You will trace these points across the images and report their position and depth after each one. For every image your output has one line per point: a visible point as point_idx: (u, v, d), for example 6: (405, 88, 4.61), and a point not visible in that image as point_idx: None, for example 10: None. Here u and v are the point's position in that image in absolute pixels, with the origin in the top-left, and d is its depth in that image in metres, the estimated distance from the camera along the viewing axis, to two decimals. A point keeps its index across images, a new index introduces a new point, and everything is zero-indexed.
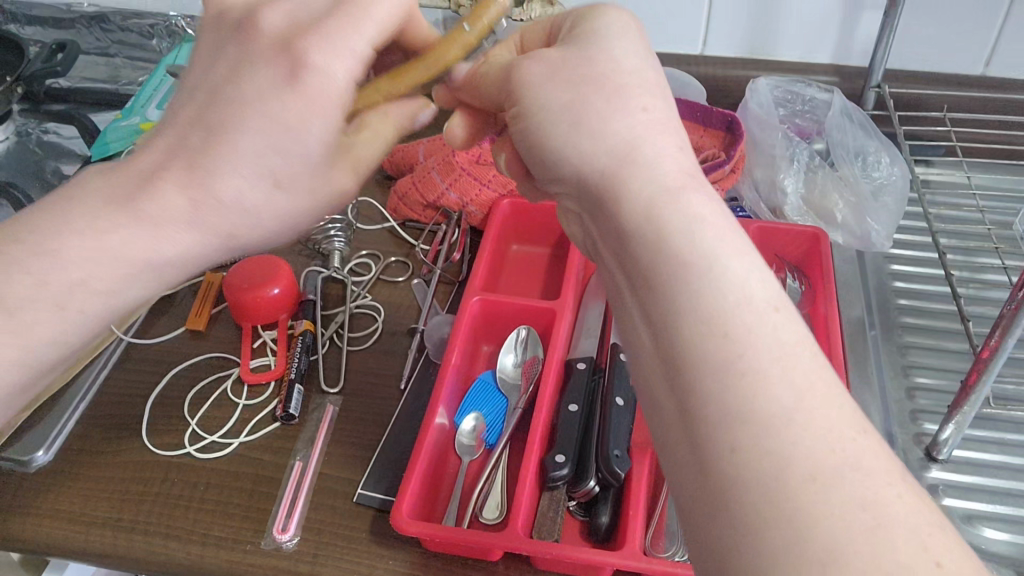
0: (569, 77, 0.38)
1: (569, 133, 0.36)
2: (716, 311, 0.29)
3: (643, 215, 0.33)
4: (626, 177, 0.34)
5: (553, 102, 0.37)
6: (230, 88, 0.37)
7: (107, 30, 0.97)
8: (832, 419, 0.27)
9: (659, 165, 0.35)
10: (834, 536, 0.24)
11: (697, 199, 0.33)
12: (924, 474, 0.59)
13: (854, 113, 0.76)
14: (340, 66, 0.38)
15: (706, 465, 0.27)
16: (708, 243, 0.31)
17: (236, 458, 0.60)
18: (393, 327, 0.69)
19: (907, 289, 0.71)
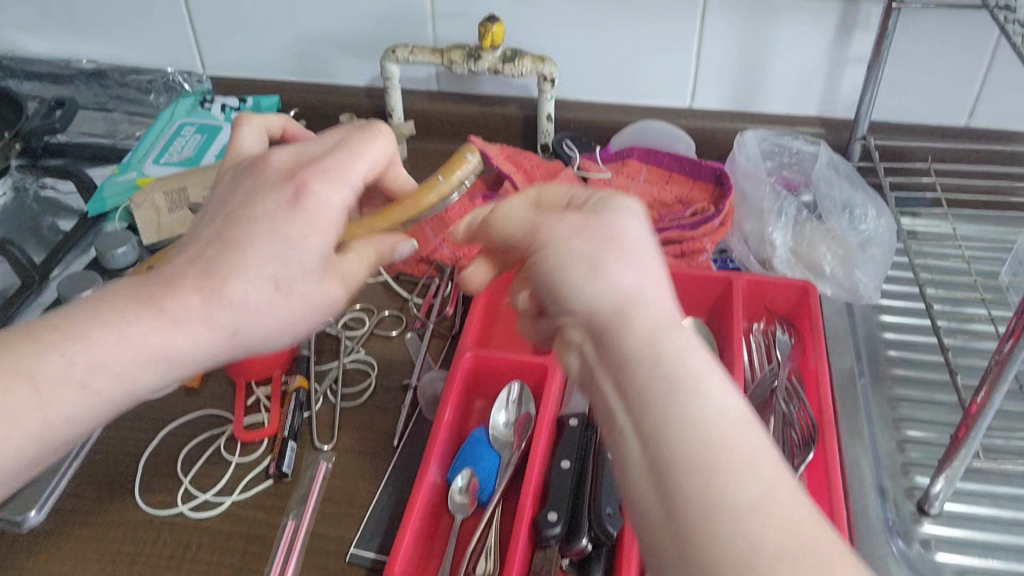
0: (586, 229, 0.37)
1: (584, 275, 0.36)
2: (709, 455, 0.31)
3: (638, 345, 0.34)
4: (626, 312, 0.35)
5: (568, 247, 0.37)
6: (247, 217, 0.44)
7: (105, 86, 0.98)
8: (824, 563, 0.29)
9: (647, 286, 0.36)
10: None
11: (685, 337, 0.35)
12: (916, 528, 0.59)
13: (840, 166, 0.78)
14: (336, 195, 0.46)
15: None
16: (699, 384, 0.33)
17: (229, 518, 0.60)
18: (386, 382, 0.69)
19: (896, 341, 0.71)
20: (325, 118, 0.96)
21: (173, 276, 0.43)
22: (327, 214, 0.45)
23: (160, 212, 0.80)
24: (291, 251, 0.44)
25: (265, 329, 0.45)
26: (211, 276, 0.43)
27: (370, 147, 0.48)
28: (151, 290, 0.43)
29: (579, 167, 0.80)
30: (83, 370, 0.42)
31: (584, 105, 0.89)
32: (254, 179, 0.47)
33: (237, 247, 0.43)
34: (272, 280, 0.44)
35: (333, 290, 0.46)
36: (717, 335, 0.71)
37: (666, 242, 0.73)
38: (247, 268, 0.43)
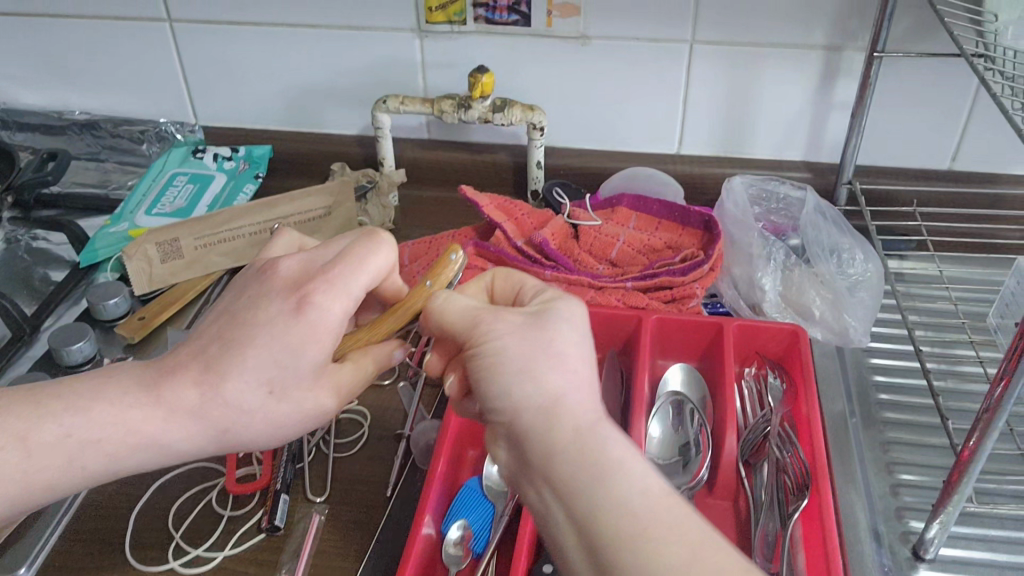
0: (522, 334, 0.42)
1: (518, 377, 0.40)
2: (633, 529, 0.36)
3: (569, 442, 0.39)
4: (555, 408, 0.39)
5: (505, 352, 0.41)
6: (250, 319, 0.45)
7: (98, 136, 0.99)
8: None
9: (570, 386, 0.40)
10: None
11: (606, 428, 0.39)
12: (912, 573, 0.59)
13: (827, 211, 0.79)
14: (341, 308, 0.45)
15: None
16: (626, 470, 0.37)
17: (220, 573, 0.59)
18: (378, 432, 0.69)
19: (887, 384, 0.72)
20: (316, 166, 0.97)
21: (175, 368, 0.46)
22: (327, 330, 0.45)
23: (152, 263, 0.80)
24: (289, 364, 0.44)
25: (255, 431, 0.46)
26: (212, 369, 0.45)
27: (373, 261, 0.47)
28: (150, 379, 0.46)
29: (569, 216, 0.81)
30: (76, 444, 0.45)
31: (573, 152, 0.90)
32: (262, 280, 0.47)
33: (236, 349, 0.44)
34: (265, 384, 0.45)
35: (325, 405, 0.47)
36: (709, 381, 0.71)
37: (657, 287, 0.74)
38: (243, 371, 0.44)
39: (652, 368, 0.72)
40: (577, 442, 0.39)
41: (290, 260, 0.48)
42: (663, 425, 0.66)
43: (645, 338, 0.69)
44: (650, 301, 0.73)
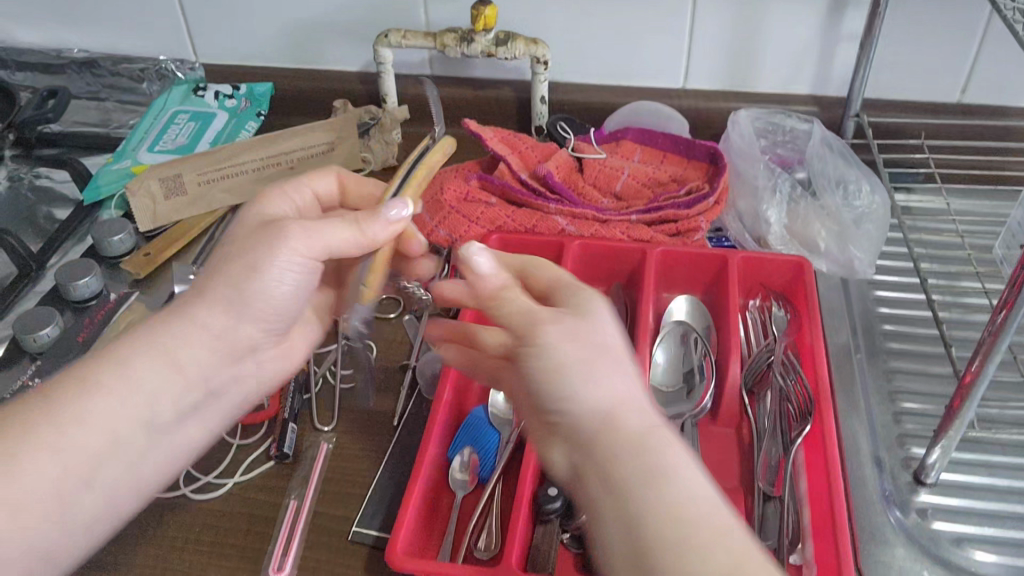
0: (579, 332, 0.41)
1: (578, 380, 0.40)
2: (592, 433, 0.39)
3: (589, 412, 0.39)
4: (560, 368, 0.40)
5: (563, 351, 0.40)
6: (265, 239, 0.49)
7: (98, 75, 0.98)
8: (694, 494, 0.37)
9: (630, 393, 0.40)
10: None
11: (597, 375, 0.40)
12: (913, 498, 0.59)
13: (834, 144, 0.78)
14: (345, 239, 0.50)
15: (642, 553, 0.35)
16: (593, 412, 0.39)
17: (231, 499, 0.60)
18: (385, 364, 0.69)
19: (892, 315, 0.72)
20: (319, 104, 0.96)
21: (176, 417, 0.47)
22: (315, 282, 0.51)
23: (156, 200, 0.79)
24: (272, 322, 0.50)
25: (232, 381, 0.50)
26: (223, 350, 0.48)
27: (380, 231, 0.50)
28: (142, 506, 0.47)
29: (574, 149, 0.80)
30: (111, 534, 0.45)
31: (578, 88, 0.89)
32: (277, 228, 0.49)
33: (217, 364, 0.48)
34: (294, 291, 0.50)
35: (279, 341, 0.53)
36: (713, 312, 0.71)
37: (661, 221, 0.74)
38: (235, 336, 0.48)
39: (656, 301, 0.72)
40: (593, 420, 0.39)
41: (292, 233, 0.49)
42: (668, 353, 0.67)
43: (650, 269, 0.69)
44: (654, 234, 0.72)
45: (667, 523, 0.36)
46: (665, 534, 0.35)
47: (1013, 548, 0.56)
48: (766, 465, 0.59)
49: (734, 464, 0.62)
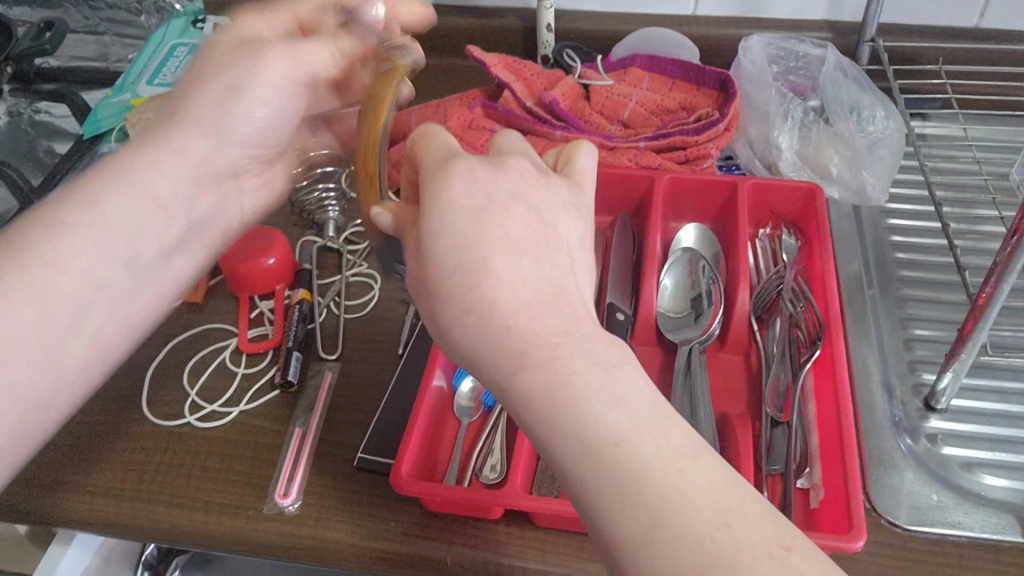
0: (457, 239, 0.36)
1: (461, 290, 0.36)
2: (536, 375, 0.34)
3: (517, 325, 0.35)
4: (477, 275, 0.36)
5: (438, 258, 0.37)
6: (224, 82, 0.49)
7: (95, 8, 0.96)
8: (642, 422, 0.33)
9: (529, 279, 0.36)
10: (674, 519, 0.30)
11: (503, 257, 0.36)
12: (923, 424, 0.59)
13: (849, 68, 0.76)
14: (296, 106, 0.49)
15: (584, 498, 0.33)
16: (524, 330, 0.35)
17: (236, 427, 0.60)
18: (390, 294, 0.69)
19: (905, 243, 0.70)
20: None
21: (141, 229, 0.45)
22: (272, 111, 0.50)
23: None
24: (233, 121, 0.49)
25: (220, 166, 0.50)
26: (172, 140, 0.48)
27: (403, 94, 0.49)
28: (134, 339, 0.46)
29: (580, 77, 0.78)
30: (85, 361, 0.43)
31: (585, 16, 0.87)
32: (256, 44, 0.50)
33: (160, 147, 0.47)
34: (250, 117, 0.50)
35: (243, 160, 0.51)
36: (722, 241, 0.70)
37: (670, 148, 0.72)
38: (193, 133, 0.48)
39: (664, 231, 0.71)
40: (501, 365, 0.36)
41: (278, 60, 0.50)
42: (676, 280, 0.66)
43: (658, 196, 0.68)
44: (662, 162, 0.71)
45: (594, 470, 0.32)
46: (600, 479, 0.32)
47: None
48: (774, 390, 0.58)
49: (742, 391, 0.61)
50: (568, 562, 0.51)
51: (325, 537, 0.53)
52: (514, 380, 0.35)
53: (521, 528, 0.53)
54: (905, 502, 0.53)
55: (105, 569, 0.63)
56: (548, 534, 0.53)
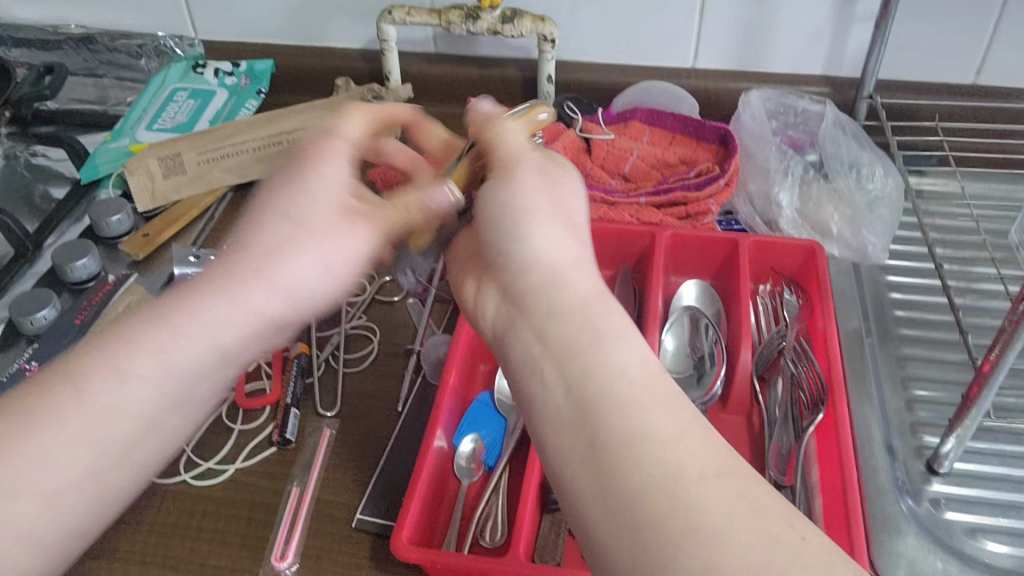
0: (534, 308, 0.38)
1: (574, 373, 0.35)
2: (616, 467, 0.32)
3: (583, 340, 0.36)
4: (570, 294, 0.38)
5: (546, 367, 0.36)
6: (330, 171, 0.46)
7: (94, 51, 0.95)
8: (658, 384, 0.34)
9: (565, 254, 0.40)
10: (675, 470, 0.31)
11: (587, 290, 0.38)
12: (926, 487, 0.58)
13: (847, 125, 0.77)
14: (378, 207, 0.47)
15: (612, 500, 0.31)
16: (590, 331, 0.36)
17: (231, 484, 0.59)
18: (388, 348, 0.68)
19: (904, 300, 0.70)
20: (319, 81, 0.93)
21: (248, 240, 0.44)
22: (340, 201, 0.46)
23: (154, 178, 0.78)
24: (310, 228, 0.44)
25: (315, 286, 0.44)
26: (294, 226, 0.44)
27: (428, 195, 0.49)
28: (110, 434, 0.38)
29: (580, 129, 0.79)
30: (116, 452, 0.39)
31: (584, 67, 0.87)
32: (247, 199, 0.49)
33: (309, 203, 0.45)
34: (340, 238, 0.45)
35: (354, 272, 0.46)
36: (723, 297, 0.70)
37: (671, 203, 0.72)
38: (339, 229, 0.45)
39: (665, 285, 0.71)
40: (577, 460, 0.33)
41: (331, 167, 0.47)
42: (678, 339, 0.66)
43: (658, 253, 0.68)
44: (664, 218, 0.72)
45: (629, 469, 0.31)
46: (635, 472, 0.31)
47: None
48: (777, 453, 0.58)
49: (745, 453, 0.61)
50: None
51: None
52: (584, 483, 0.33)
53: None
54: (908, 568, 0.54)
55: None
56: None
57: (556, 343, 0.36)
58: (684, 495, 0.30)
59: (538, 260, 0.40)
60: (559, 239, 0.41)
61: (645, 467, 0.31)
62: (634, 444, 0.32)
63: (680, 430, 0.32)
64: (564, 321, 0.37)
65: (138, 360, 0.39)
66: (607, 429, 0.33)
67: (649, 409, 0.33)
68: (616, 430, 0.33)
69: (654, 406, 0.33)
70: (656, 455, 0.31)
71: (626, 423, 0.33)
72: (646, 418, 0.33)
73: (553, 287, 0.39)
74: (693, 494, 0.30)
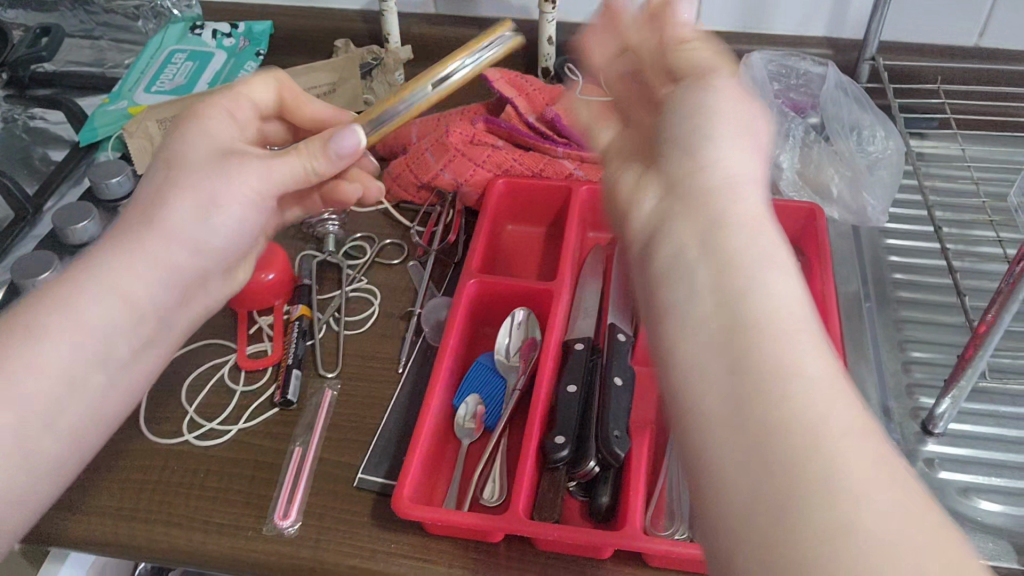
0: (698, 246, 0.33)
1: (720, 313, 0.31)
2: (754, 448, 0.27)
3: (717, 271, 0.32)
4: (721, 194, 0.34)
5: (693, 311, 0.31)
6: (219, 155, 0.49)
7: (91, 12, 0.94)
8: (822, 373, 0.28)
9: (747, 169, 0.35)
10: (825, 491, 0.25)
11: (753, 227, 0.33)
12: (921, 447, 0.59)
13: (849, 87, 0.76)
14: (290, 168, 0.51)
15: (772, 491, 0.26)
16: (740, 292, 0.31)
17: (235, 445, 0.60)
18: (389, 311, 0.69)
19: (903, 264, 0.71)
20: (317, 43, 0.92)
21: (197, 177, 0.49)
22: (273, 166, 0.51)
23: (153, 140, 0.78)
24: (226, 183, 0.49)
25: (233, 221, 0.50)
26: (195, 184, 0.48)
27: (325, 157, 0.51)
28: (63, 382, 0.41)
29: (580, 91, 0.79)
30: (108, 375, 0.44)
31: (585, 29, 0.87)
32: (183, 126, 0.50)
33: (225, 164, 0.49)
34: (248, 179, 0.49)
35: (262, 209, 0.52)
36: None
37: None
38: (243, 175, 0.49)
39: None
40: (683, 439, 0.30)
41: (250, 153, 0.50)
42: None
43: None
44: None
45: (781, 471, 0.26)
46: (786, 468, 0.26)
47: (1019, 498, 0.56)
48: None
49: None
50: None
51: (323, 559, 0.53)
52: (708, 464, 0.28)
53: (520, 551, 0.53)
54: None
55: None
56: (546, 557, 0.53)
57: (685, 302, 0.32)
58: (825, 447, 0.26)
59: (694, 174, 0.35)
60: (729, 171, 0.35)
61: (767, 465, 0.26)
62: (799, 431, 0.26)
63: (840, 422, 0.26)
64: (726, 259, 0.32)
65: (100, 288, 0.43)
66: (753, 409, 0.27)
67: (805, 412, 0.27)
68: (783, 419, 0.27)
69: (830, 414, 0.27)
70: (802, 453, 0.26)
71: (792, 407, 0.27)
72: (798, 366, 0.28)
73: (698, 195, 0.34)
74: (818, 517, 0.24)
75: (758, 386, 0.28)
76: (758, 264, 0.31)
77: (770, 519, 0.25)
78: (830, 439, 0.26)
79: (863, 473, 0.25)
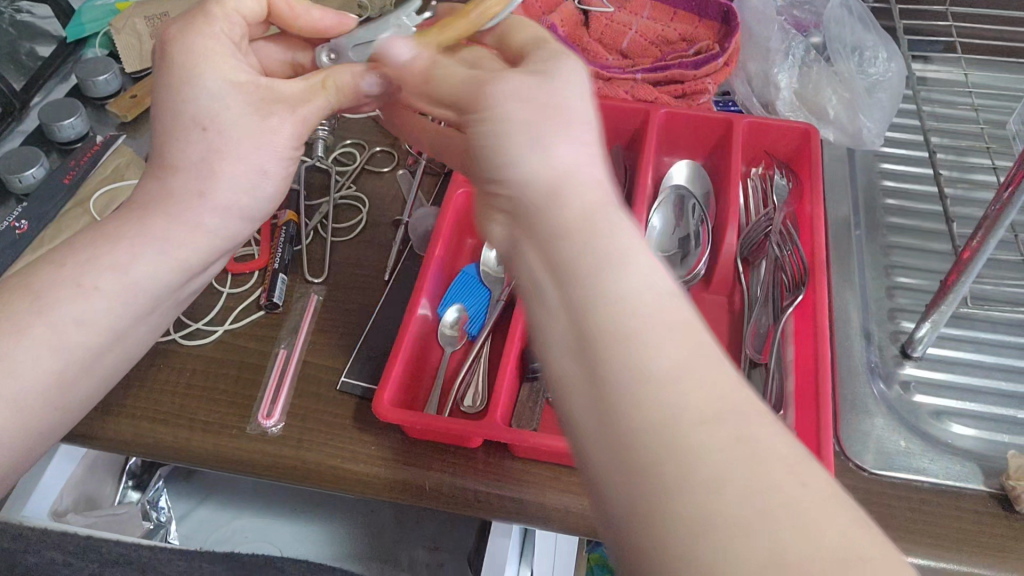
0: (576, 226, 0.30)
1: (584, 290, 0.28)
2: (642, 450, 0.24)
3: (570, 231, 0.29)
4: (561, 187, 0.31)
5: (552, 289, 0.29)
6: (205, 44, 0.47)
7: None
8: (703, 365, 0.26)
9: (582, 162, 0.32)
10: (697, 496, 0.23)
11: (605, 207, 0.30)
12: (898, 371, 0.60)
13: (855, 6, 0.74)
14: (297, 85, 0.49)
15: (648, 507, 0.23)
16: (597, 254, 0.29)
17: (221, 345, 0.61)
18: (377, 219, 0.68)
19: (896, 189, 0.70)
20: None
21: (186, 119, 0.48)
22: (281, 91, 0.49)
23: (143, 38, 0.76)
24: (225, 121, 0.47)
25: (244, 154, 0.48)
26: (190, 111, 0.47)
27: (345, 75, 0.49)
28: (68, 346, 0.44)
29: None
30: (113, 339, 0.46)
31: None
32: (182, 23, 0.48)
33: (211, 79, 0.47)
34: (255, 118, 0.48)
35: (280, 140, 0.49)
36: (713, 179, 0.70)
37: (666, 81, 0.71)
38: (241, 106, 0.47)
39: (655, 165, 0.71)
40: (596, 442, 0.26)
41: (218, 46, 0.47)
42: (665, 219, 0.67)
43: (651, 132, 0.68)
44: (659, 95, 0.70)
45: (678, 494, 0.23)
46: (667, 468, 0.24)
47: (991, 423, 0.57)
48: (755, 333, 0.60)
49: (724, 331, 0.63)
50: (544, 493, 0.52)
51: (306, 458, 0.54)
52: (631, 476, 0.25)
53: (497, 457, 0.54)
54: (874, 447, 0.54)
55: (90, 476, 0.65)
56: (521, 464, 0.54)
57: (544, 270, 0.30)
58: (681, 429, 0.24)
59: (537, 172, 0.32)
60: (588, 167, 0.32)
61: (696, 475, 0.23)
62: (675, 440, 0.24)
63: (709, 412, 0.24)
64: (583, 236, 0.29)
65: (98, 276, 0.45)
66: (634, 417, 0.25)
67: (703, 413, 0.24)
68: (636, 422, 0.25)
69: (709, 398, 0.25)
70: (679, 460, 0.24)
71: (655, 408, 0.25)
72: (646, 368, 0.25)
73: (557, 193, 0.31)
74: (738, 525, 0.22)
75: (629, 379, 0.26)
76: (612, 212, 0.30)
77: (698, 527, 0.22)
78: (740, 453, 0.23)
79: (731, 437, 0.24)
